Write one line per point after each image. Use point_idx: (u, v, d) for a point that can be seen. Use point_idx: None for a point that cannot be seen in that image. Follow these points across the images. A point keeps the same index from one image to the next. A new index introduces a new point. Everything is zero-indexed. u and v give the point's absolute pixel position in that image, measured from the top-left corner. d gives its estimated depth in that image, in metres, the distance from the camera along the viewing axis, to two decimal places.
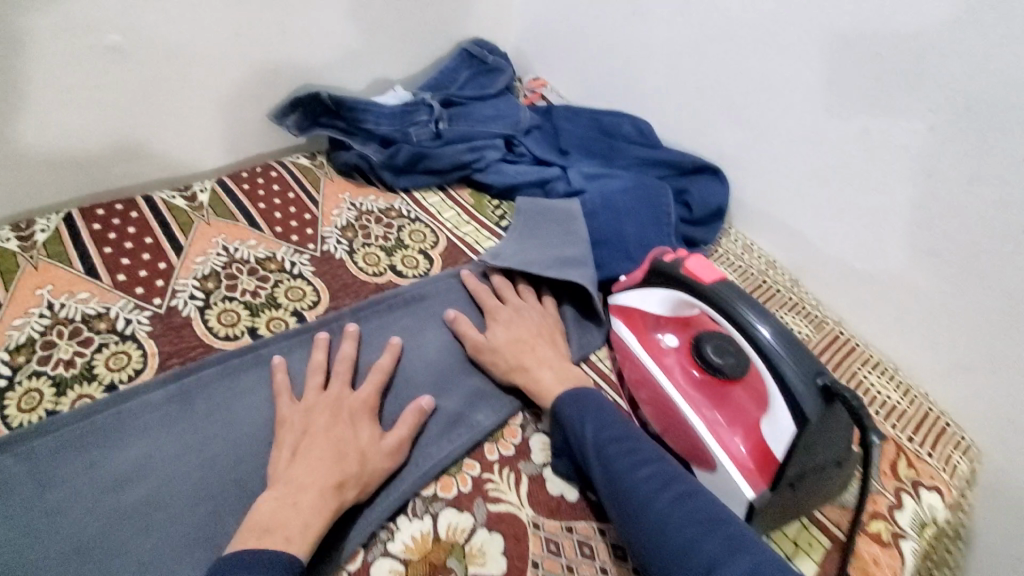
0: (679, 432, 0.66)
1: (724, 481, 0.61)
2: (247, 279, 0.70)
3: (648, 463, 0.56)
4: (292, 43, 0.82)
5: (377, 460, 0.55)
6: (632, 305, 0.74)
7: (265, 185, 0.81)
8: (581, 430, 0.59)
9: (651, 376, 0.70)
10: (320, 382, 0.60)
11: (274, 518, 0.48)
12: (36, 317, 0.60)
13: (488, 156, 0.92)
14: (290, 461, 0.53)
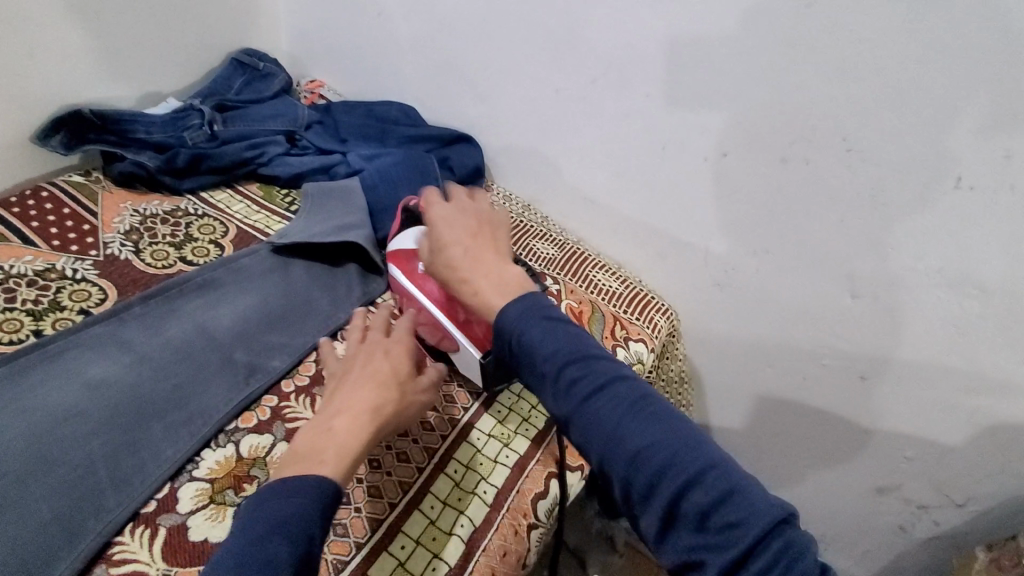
0: (432, 332, 0.72)
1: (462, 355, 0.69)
2: (26, 290, 0.75)
3: (602, 383, 0.52)
4: (39, 67, 0.88)
5: (409, 396, 0.60)
6: (397, 247, 0.79)
7: (36, 205, 0.87)
8: (531, 346, 0.54)
9: (407, 295, 0.75)
10: (359, 336, 0.65)
11: (312, 451, 0.53)
12: None
13: (270, 150, 1.02)
14: (327, 402, 0.58)
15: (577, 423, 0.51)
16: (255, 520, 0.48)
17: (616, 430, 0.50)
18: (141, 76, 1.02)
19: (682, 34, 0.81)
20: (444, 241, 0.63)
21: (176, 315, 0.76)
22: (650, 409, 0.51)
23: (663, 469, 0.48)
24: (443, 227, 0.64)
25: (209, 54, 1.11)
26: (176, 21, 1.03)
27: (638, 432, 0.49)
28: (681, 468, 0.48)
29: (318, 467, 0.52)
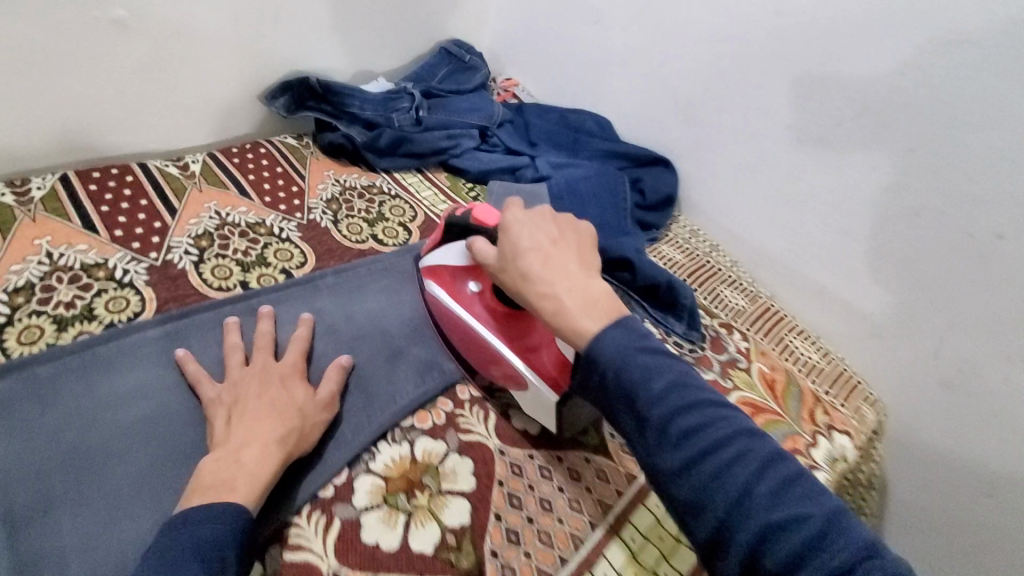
0: (503, 370, 0.64)
1: (534, 395, 0.62)
2: (238, 240, 0.78)
3: (730, 434, 0.43)
4: (284, 31, 0.93)
5: (309, 420, 0.57)
6: (439, 261, 0.71)
7: (255, 161, 0.91)
8: (636, 381, 0.44)
9: (469, 328, 0.67)
10: (240, 359, 0.61)
11: (219, 478, 0.49)
12: (35, 263, 0.68)
13: (464, 144, 1.01)
14: (226, 431, 0.54)
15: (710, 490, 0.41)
16: (161, 551, 0.44)
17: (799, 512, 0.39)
18: (362, 54, 1.06)
19: (978, 98, 0.69)
20: (544, 249, 0.53)
21: (364, 293, 0.76)
22: (802, 482, 0.41)
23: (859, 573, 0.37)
24: (517, 232, 0.55)
25: (422, 42, 1.14)
26: (404, 7, 1.06)
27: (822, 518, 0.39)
28: (857, 542, 0.38)
29: (229, 488, 0.49)
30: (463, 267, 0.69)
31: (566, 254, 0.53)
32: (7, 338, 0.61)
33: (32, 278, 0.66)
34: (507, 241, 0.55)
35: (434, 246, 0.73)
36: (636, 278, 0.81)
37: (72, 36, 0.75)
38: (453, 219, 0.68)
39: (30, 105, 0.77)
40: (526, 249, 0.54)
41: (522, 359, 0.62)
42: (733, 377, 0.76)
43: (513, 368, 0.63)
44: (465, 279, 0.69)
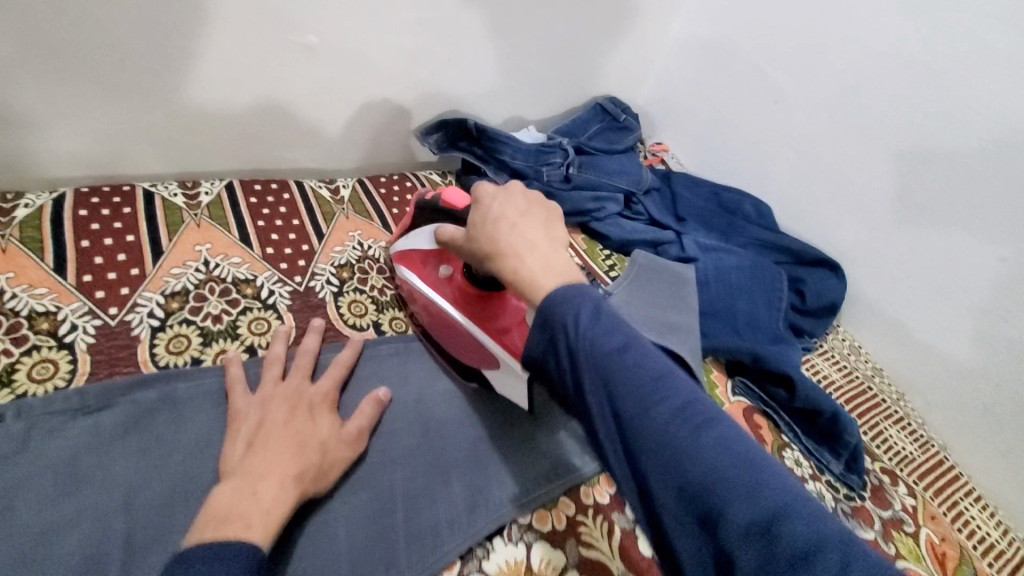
0: (474, 351, 0.66)
1: (508, 377, 0.63)
2: (376, 277, 0.78)
3: (679, 404, 0.39)
4: (453, 74, 0.94)
5: (331, 458, 0.53)
6: (404, 250, 0.72)
7: (399, 195, 0.92)
8: (598, 347, 0.42)
9: (443, 317, 0.68)
10: (276, 374, 0.60)
11: (234, 511, 0.45)
12: (192, 270, 0.69)
13: (608, 208, 0.96)
14: (244, 456, 0.51)
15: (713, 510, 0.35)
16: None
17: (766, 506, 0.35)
18: (518, 98, 1.05)
19: None
20: (512, 218, 0.53)
21: None
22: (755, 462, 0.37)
23: (721, 484, 0.36)
24: (490, 202, 0.55)
25: (578, 93, 1.11)
26: (569, 57, 1.04)
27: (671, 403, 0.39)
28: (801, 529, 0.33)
29: (245, 526, 0.44)
30: (431, 252, 0.70)
31: (535, 224, 0.54)
32: (157, 343, 0.62)
33: (187, 284, 0.67)
34: (481, 212, 0.55)
35: (402, 232, 0.73)
36: (792, 399, 0.72)
37: (266, 57, 0.78)
38: (424, 203, 0.67)
39: (217, 116, 0.81)
40: (496, 218, 0.54)
41: (497, 342, 0.64)
42: (897, 543, 0.64)
43: (490, 355, 0.64)
44: (434, 263, 0.70)
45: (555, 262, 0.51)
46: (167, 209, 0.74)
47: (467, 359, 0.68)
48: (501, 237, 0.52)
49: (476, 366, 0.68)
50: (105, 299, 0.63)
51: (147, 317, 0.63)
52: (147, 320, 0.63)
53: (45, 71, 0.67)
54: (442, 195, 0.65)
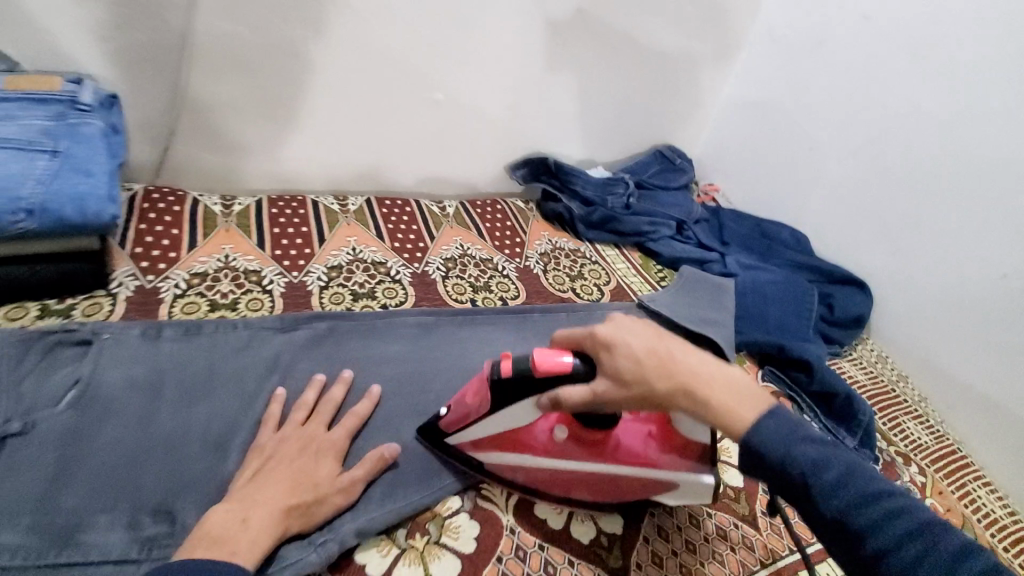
0: (629, 484, 0.65)
1: (692, 492, 0.64)
2: (472, 268, 0.99)
3: (839, 461, 0.47)
4: (541, 124, 1.20)
5: (322, 509, 0.57)
6: (492, 432, 0.64)
7: (492, 214, 1.16)
8: (768, 430, 0.49)
9: (580, 475, 0.65)
10: (300, 419, 0.64)
11: (226, 532, 0.51)
12: (345, 252, 0.95)
13: (662, 231, 1.15)
14: (247, 482, 0.57)
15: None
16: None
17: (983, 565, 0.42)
18: (590, 145, 1.29)
19: None
20: (653, 349, 0.53)
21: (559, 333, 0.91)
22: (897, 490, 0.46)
23: (887, 520, 0.44)
24: (625, 341, 0.54)
25: (640, 143, 1.34)
26: (632, 113, 1.28)
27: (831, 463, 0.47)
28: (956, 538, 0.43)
29: (231, 549, 0.50)
30: (538, 421, 0.64)
31: (679, 341, 0.55)
32: (323, 296, 0.86)
33: (342, 261, 0.93)
34: (624, 356, 0.54)
35: (454, 409, 0.65)
36: (812, 380, 0.85)
37: (408, 107, 1.08)
38: (513, 380, 0.59)
39: (367, 148, 1.10)
40: (648, 358, 0.53)
41: (669, 474, 0.63)
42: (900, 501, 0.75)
43: (665, 485, 0.64)
44: (537, 429, 0.65)
45: (729, 375, 0.53)
46: (328, 213, 1.03)
47: (630, 497, 0.66)
48: (669, 377, 0.52)
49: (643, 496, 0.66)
50: (290, 265, 0.90)
51: (316, 279, 0.89)
52: (316, 281, 0.89)
53: (267, 110, 0.99)
54: (532, 364, 0.58)
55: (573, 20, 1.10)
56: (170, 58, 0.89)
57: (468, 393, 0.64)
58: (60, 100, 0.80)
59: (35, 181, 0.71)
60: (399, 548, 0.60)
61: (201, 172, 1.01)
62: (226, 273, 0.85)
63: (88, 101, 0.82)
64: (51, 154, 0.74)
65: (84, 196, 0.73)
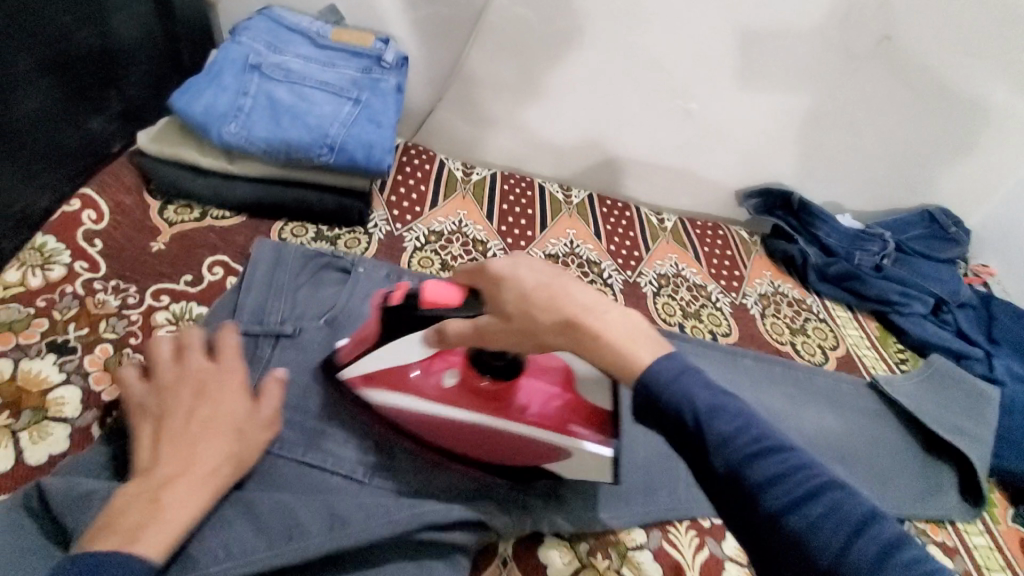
0: (515, 450, 0.58)
1: (579, 459, 0.57)
2: (684, 293, 0.93)
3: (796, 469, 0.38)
4: (793, 155, 1.08)
5: (251, 441, 0.52)
6: (377, 368, 0.59)
7: (713, 238, 1.06)
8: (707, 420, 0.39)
9: (457, 424, 0.57)
10: (178, 360, 0.54)
11: (130, 522, 0.43)
12: (563, 243, 0.96)
13: (915, 307, 0.97)
14: (149, 452, 0.48)
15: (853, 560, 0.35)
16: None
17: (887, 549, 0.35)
18: (842, 188, 1.14)
19: None
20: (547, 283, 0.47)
21: (772, 387, 0.81)
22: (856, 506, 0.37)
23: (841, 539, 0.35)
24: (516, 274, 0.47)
25: (904, 199, 1.15)
26: (908, 163, 1.10)
27: (778, 466, 0.37)
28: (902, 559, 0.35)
29: (131, 539, 0.42)
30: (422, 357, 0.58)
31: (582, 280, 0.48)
32: None
33: (558, 251, 0.94)
34: (510, 290, 0.47)
35: (353, 351, 0.60)
36: None
37: (657, 113, 1.04)
38: (397, 300, 0.56)
39: (601, 146, 1.09)
40: (537, 290, 0.46)
41: (482, 417, 0.57)
42: None
43: (493, 431, 0.57)
44: (432, 372, 0.58)
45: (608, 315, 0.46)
46: (552, 199, 1.04)
47: (472, 448, 0.59)
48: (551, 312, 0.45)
49: (530, 463, 0.59)
50: (512, 243, 0.94)
51: None
52: None
53: (524, 93, 1.02)
54: (421, 289, 0.54)
55: (874, 49, 0.96)
56: (460, 31, 0.95)
57: (366, 324, 0.59)
58: (369, 56, 0.90)
59: (338, 122, 0.81)
60: (579, 564, 0.58)
61: (451, 137, 1.09)
62: (457, 238, 0.91)
63: (391, 61, 0.90)
64: (354, 101, 0.85)
65: (372, 143, 0.81)
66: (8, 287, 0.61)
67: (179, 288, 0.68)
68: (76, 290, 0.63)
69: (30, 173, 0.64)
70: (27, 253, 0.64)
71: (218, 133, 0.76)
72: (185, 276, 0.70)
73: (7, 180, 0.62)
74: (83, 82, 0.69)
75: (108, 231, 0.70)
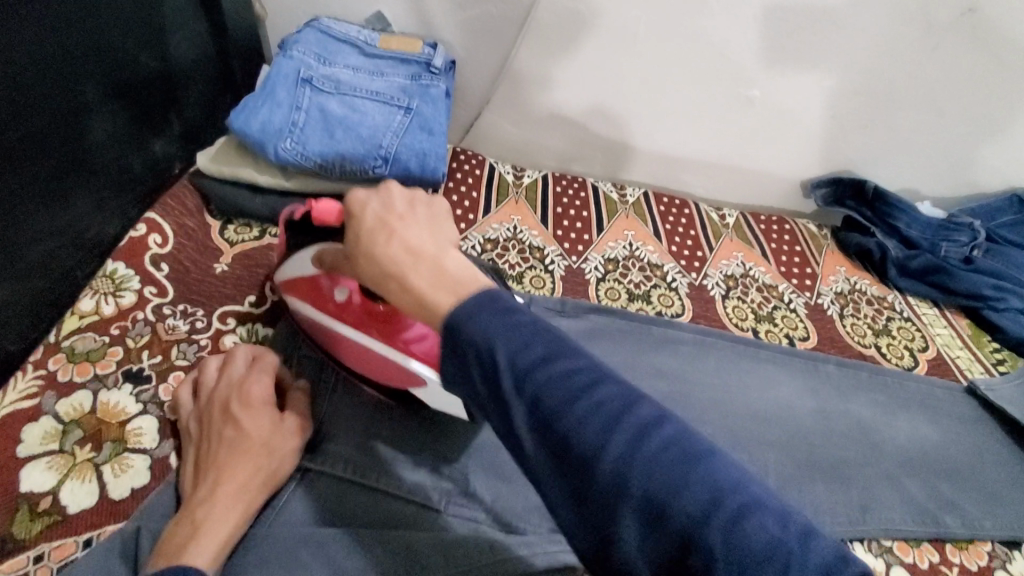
0: (382, 367, 0.56)
1: (432, 390, 0.52)
2: (755, 294, 0.88)
3: (639, 420, 0.32)
4: (866, 140, 1.01)
5: (279, 454, 0.50)
6: (290, 279, 0.60)
7: (779, 233, 0.99)
8: (527, 368, 0.34)
9: (345, 341, 0.57)
10: (208, 386, 0.54)
11: (180, 543, 0.44)
12: (622, 245, 0.91)
13: (1013, 302, 0.90)
14: (193, 484, 0.49)
15: (703, 519, 0.29)
16: None
17: (733, 498, 0.30)
18: (920, 173, 1.05)
19: None
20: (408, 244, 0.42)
21: (860, 395, 0.75)
22: (692, 455, 0.32)
23: (677, 489, 0.30)
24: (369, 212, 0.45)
25: (990, 182, 1.06)
26: (997, 142, 1.00)
27: (606, 410, 0.32)
28: (756, 517, 0.30)
29: None
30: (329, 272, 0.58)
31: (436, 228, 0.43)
32: (599, 290, 0.84)
33: (618, 255, 0.90)
34: (366, 251, 0.44)
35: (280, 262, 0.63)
36: None
37: (715, 103, 0.98)
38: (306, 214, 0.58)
39: (655, 141, 1.04)
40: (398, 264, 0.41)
41: (359, 336, 0.56)
42: None
43: (365, 349, 0.56)
44: (330, 285, 0.58)
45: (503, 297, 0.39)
46: (607, 200, 0.99)
47: (360, 366, 0.58)
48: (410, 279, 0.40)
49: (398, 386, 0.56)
50: (570, 248, 0.90)
51: (595, 269, 0.87)
52: (594, 271, 0.87)
53: (572, 89, 0.98)
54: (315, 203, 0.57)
55: (956, 21, 0.87)
56: (507, 30, 0.92)
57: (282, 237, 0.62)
58: (418, 62, 0.87)
59: (391, 133, 0.79)
60: None
61: (500, 139, 1.06)
62: (514, 244, 0.88)
63: (439, 65, 0.87)
64: (405, 109, 0.82)
65: (426, 152, 0.79)
66: (83, 316, 0.61)
67: (243, 309, 0.67)
68: (147, 317, 0.63)
69: (101, 201, 0.65)
70: (99, 281, 0.64)
71: (273, 150, 0.75)
72: (248, 296, 0.69)
73: (81, 211, 0.63)
74: (147, 108, 0.70)
75: (172, 254, 0.69)
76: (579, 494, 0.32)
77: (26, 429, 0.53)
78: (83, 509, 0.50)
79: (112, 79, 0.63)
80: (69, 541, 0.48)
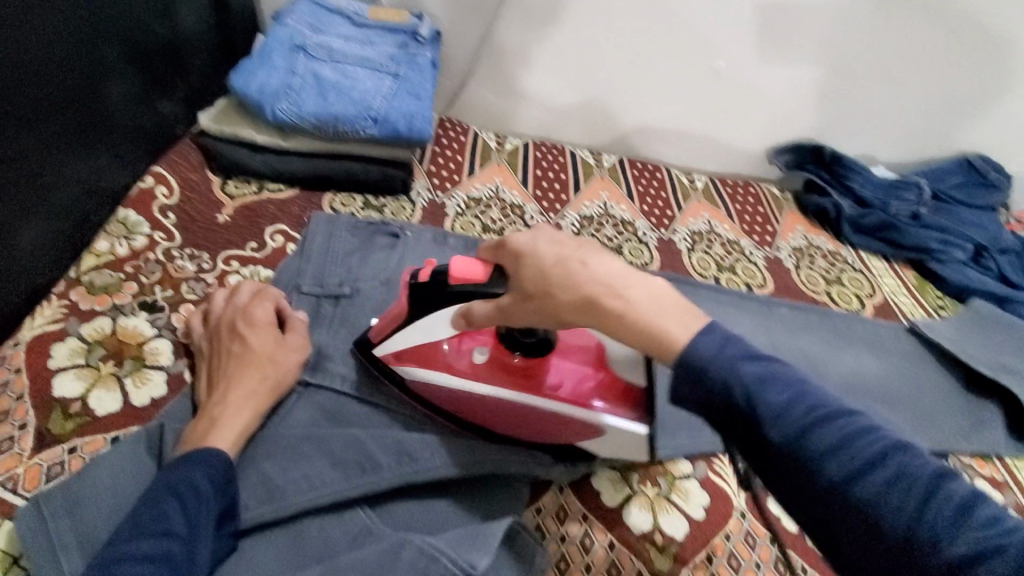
0: (548, 428, 0.57)
1: (612, 434, 0.57)
2: (719, 248, 0.95)
3: (842, 422, 0.38)
4: (826, 108, 1.08)
5: (282, 366, 0.57)
6: (411, 348, 0.58)
7: (744, 195, 1.07)
8: (732, 373, 0.40)
9: (494, 405, 0.57)
10: (217, 311, 0.61)
11: (201, 434, 0.51)
12: (597, 204, 0.98)
13: (954, 253, 0.98)
14: (207, 390, 0.56)
15: (901, 500, 0.35)
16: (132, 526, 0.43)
17: (927, 483, 0.35)
18: (876, 140, 1.13)
19: None
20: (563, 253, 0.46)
21: (809, 333, 0.83)
22: (899, 454, 0.36)
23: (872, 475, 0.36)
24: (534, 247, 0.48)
25: (940, 148, 1.14)
26: (946, 110, 1.08)
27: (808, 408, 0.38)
28: (948, 495, 0.35)
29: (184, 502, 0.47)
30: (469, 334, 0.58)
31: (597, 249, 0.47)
32: None
33: (593, 213, 0.97)
34: (532, 268, 0.47)
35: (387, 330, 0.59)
36: None
37: (686, 73, 1.05)
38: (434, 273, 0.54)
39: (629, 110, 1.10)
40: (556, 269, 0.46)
41: (545, 411, 0.57)
42: None
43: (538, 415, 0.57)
44: (459, 347, 0.59)
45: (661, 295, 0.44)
46: (584, 164, 1.06)
47: (533, 436, 0.58)
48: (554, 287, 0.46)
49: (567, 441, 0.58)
50: (548, 206, 0.96)
51: (571, 224, 0.94)
52: (570, 226, 0.94)
53: (552, 61, 1.05)
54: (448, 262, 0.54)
55: None
56: (490, 3, 0.98)
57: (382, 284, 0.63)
58: (405, 32, 0.93)
59: (381, 96, 0.85)
60: (630, 490, 0.61)
61: (484, 109, 1.12)
62: (496, 203, 0.95)
63: (425, 35, 0.93)
64: (394, 76, 0.89)
65: (413, 114, 0.85)
66: (100, 255, 0.68)
67: (245, 253, 0.74)
68: (159, 258, 0.69)
69: (118, 154, 0.71)
70: (113, 226, 0.71)
71: (270, 111, 0.81)
72: (250, 243, 0.75)
73: (100, 161, 0.69)
74: (156, 71, 0.75)
75: (179, 205, 0.75)
76: (798, 491, 0.38)
77: (54, 347, 0.59)
78: (108, 413, 0.56)
79: (130, 42, 0.69)
80: (100, 438, 0.54)
